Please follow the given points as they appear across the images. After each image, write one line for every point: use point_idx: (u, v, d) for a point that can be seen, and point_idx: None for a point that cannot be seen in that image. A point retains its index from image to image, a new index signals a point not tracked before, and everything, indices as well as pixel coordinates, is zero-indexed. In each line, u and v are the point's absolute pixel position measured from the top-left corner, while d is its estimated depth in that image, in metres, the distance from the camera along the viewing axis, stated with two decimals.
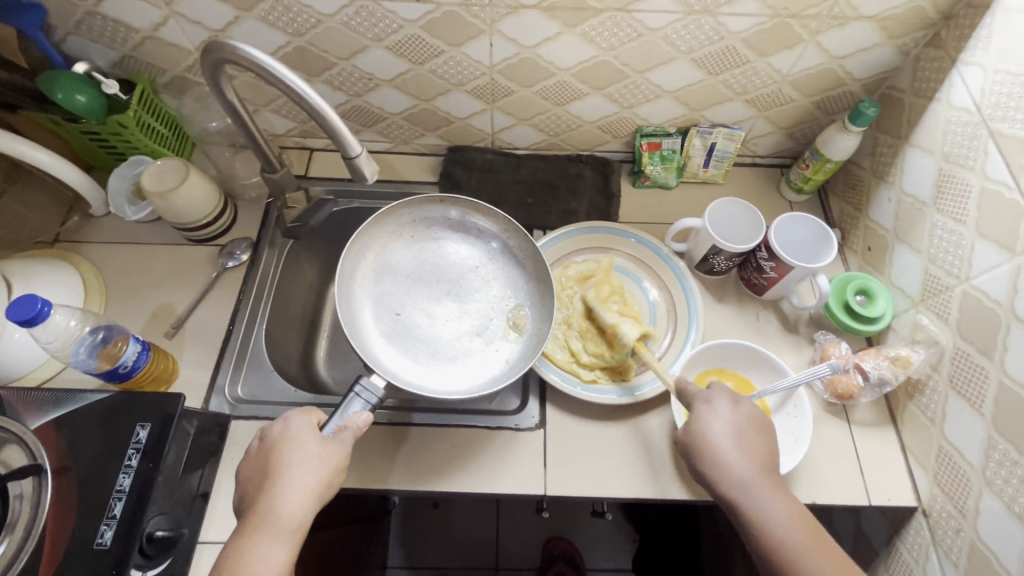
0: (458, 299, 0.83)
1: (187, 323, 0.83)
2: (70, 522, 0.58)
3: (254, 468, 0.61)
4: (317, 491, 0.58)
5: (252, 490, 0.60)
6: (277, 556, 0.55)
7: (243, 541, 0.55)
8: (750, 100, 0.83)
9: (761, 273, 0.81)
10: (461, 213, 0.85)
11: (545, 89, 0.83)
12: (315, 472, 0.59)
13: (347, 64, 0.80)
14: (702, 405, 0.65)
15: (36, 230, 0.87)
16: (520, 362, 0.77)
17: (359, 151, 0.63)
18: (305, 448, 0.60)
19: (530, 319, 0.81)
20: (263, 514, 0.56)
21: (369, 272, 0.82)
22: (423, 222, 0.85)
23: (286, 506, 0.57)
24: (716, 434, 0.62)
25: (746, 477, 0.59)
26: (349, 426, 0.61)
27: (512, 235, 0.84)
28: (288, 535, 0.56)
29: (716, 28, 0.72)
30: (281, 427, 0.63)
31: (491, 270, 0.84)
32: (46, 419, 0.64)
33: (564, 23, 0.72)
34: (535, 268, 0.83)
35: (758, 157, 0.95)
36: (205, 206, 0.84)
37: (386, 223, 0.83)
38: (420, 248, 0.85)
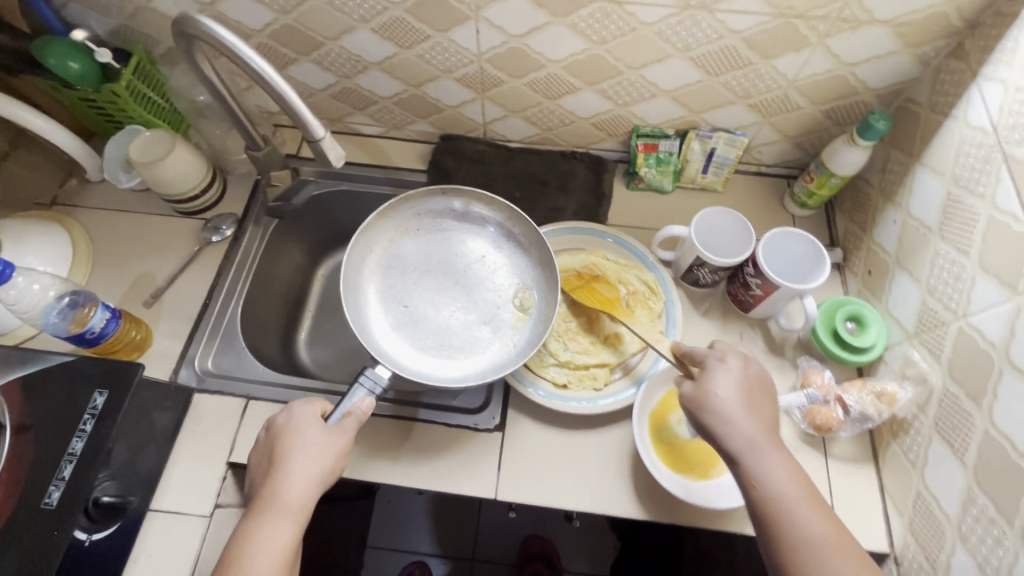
0: (465, 287, 0.81)
1: (166, 293, 0.84)
2: (21, 481, 0.60)
3: (262, 455, 0.61)
4: (318, 476, 0.58)
5: (259, 474, 0.60)
6: (283, 537, 0.55)
7: (249, 526, 0.55)
8: (753, 105, 0.78)
9: (747, 290, 0.76)
10: (465, 203, 0.83)
11: (535, 82, 0.79)
12: (317, 459, 0.59)
13: (335, 45, 0.78)
14: (713, 365, 0.59)
15: (35, 192, 0.90)
16: (524, 352, 0.75)
17: (322, 134, 0.62)
18: (307, 435, 0.60)
19: (536, 302, 0.79)
20: (268, 498, 0.56)
21: (376, 265, 0.81)
22: (429, 214, 0.83)
23: (290, 491, 0.57)
24: (720, 394, 0.56)
25: (750, 439, 0.54)
26: (354, 412, 0.61)
27: (516, 223, 0.81)
28: (294, 517, 0.56)
29: (715, 26, 0.67)
30: (285, 415, 0.63)
31: (497, 257, 0.82)
32: (11, 378, 0.66)
33: (552, 13, 0.69)
34: (538, 254, 0.80)
35: (763, 166, 0.90)
36: (193, 176, 0.85)
37: (392, 216, 0.81)
38: (426, 240, 0.82)
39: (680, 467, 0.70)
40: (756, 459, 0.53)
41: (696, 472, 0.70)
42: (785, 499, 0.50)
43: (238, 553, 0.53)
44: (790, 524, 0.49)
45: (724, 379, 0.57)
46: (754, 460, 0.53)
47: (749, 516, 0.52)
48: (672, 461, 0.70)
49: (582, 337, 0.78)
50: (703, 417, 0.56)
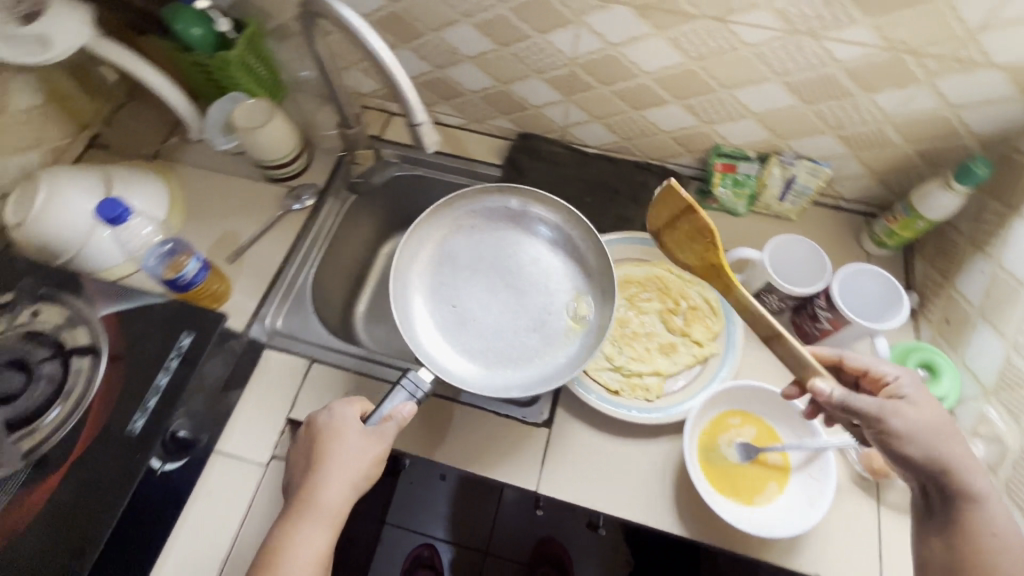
0: (517, 290, 0.82)
1: (246, 252, 0.89)
2: (112, 405, 0.66)
3: (302, 452, 0.64)
4: (354, 482, 0.61)
5: (299, 472, 0.63)
6: (321, 540, 0.58)
7: (288, 525, 0.59)
8: (843, 137, 0.77)
9: (814, 323, 0.75)
10: (522, 203, 0.84)
11: (624, 91, 0.81)
12: (354, 466, 0.61)
13: (435, 36, 0.82)
14: (911, 393, 0.55)
15: (141, 143, 0.97)
16: (574, 360, 0.76)
17: (423, 120, 0.65)
18: (347, 441, 0.62)
19: (590, 310, 0.80)
20: (307, 501, 0.60)
21: (426, 259, 0.83)
22: (484, 215, 0.85)
23: (328, 497, 0.60)
24: (921, 420, 0.53)
25: (965, 473, 0.51)
26: (394, 417, 0.64)
27: (576, 228, 0.82)
28: (330, 521, 0.59)
29: (820, 53, 0.67)
30: (327, 415, 0.65)
31: (552, 262, 0.84)
32: (111, 309, 0.72)
33: (655, 25, 0.70)
34: (596, 262, 0.81)
35: (841, 200, 0.88)
36: (286, 145, 0.90)
37: (449, 214, 0.84)
38: (479, 238, 0.85)
39: (727, 490, 0.69)
40: (975, 495, 0.51)
41: (741, 498, 0.69)
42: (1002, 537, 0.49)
43: (278, 552, 0.57)
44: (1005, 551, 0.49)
45: (924, 405, 0.54)
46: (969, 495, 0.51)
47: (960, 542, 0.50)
48: (718, 483, 0.70)
49: (637, 344, 0.79)
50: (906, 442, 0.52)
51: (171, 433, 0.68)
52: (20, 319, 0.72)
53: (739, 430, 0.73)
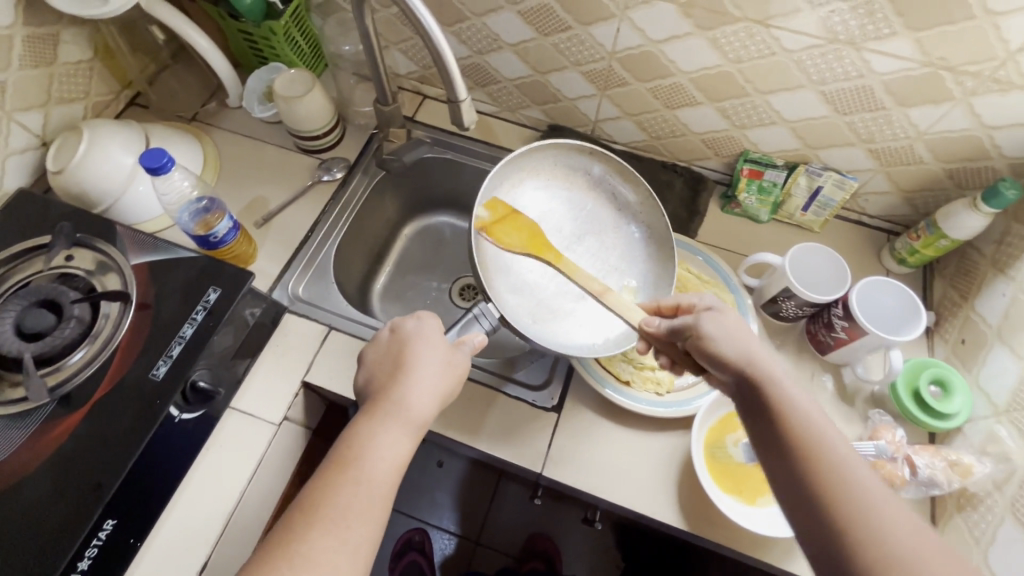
0: (573, 254, 0.82)
1: (274, 218, 0.90)
2: (137, 352, 0.68)
3: (382, 357, 0.63)
4: (440, 396, 0.60)
5: (378, 380, 0.60)
6: (402, 445, 0.55)
7: (371, 423, 0.55)
8: (873, 151, 0.78)
9: (830, 331, 0.75)
10: (604, 172, 0.83)
11: (659, 88, 0.82)
12: (440, 377, 0.61)
13: (479, 21, 0.83)
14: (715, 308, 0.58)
15: (180, 106, 0.99)
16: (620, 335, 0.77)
17: (464, 97, 0.67)
18: (434, 353, 0.62)
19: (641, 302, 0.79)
20: (394, 402, 0.57)
21: (505, 204, 0.80)
22: (566, 169, 0.83)
23: (416, 401, 0.58)
24: (714, 328, 0.56)
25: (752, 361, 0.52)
26: (468, 342, 0.66)
27: (644, 211, 0.82)
28: (413, 428, 0.57)
29: (858, 64, 0.68)
30: (413, 325, 0.64)
31: (613, 236, 0.83)
32: (143, 260, 0.74)
33: (697, 24, 0.71)
34: (657, 253, 0.81)
35: (865, 216, 0.88)
36: (321, 118, 0.91)
37: (533, 158, 0.81)
38: (549, 195, 0.82)
39: (729, 488, 0.70)
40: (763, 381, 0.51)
41: (743, 496, 0.70)
42: (801, 412, 0.49)
43: (360, 449, 0.53)
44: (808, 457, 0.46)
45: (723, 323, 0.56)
46: (775, 395, 0.50)
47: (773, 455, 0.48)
48: (723, 479, 0.70)
49: None
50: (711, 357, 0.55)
51: (191, 382, 0.68)
52: (55, 261, 0.73)
53: None
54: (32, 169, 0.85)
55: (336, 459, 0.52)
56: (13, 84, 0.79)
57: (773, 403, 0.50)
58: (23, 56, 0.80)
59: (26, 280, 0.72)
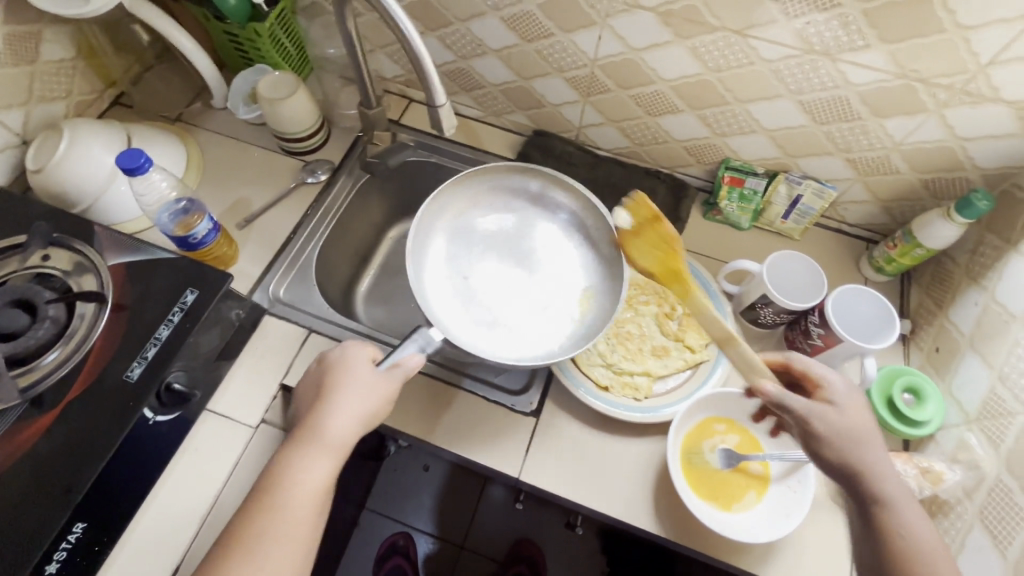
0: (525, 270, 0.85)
1: (257, 220, 0.90)
2: (111, 353, 0.68)
3: (314, 382, 0.65)
4: (363, 417, 0.61)
5: (307, 406, 0.64)
6: (321, 468, 0.58)
7: (292, 451, 0.59)
8: (851, 160, 0.79)
9: (807, 338, 0.76)
10: (542, 187, 0.86)
11: (640, 96, 0.82)
12: (363, 399, 0.62)
13: (463, 26, 0.84)
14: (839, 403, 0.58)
15: (165, 107, 0.99)
16: (579, 339, 0.78)
17: (443, 103, 0.68)
18: (357, 378, 0.63)
19: (595, 306, 0.81)
20: (312, 428, 0.60)
21: (447, 234, 0.86)
22: (502, 193, 0.87)
23: (334, 426, 0.60)
24: (841, 420, 0.57)
25: (870, 460, 0.55)
26: (404, 365, 0.64)
27: (589, 217, 0.84)
28: (333, 450, 0.59)
29: (834, 75, 0.69)
30: (339, 351, 0.66)
31: (564, 247, 0.85)
32: (120, 260, 0.74)
33: (677, 33, 0.72)
34: (607, 254, 0.82)
35: (845, 224, 0.89)
36: (305, 120, 0.91)
37: (464, 191, 0.86)
38: (495, 219, 0.87)
39: (705, 493, 0.70)
40: (875, 477, 0.54)
41: (718, 502, 0.70)
42: (906, 514, 0.53)
43: (280, 476, 0.57)
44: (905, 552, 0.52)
45: (849, 413, 0.57)
46: (888, 506, 0.54)
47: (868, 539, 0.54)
48: (699, 485, 0.70)
49: (630, 344, 0.79)
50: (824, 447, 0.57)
51: (166, 384, 0.68)
52: (31, 260, 0.73)
53: (723, 437, 0.74)
54: (11, 168, 0.85)
55: (260, 487, 0.58)
56: None
57: (879, 501, 0.54)
58: (3, 55, 0.79)
59: (1, 279, 0.71)
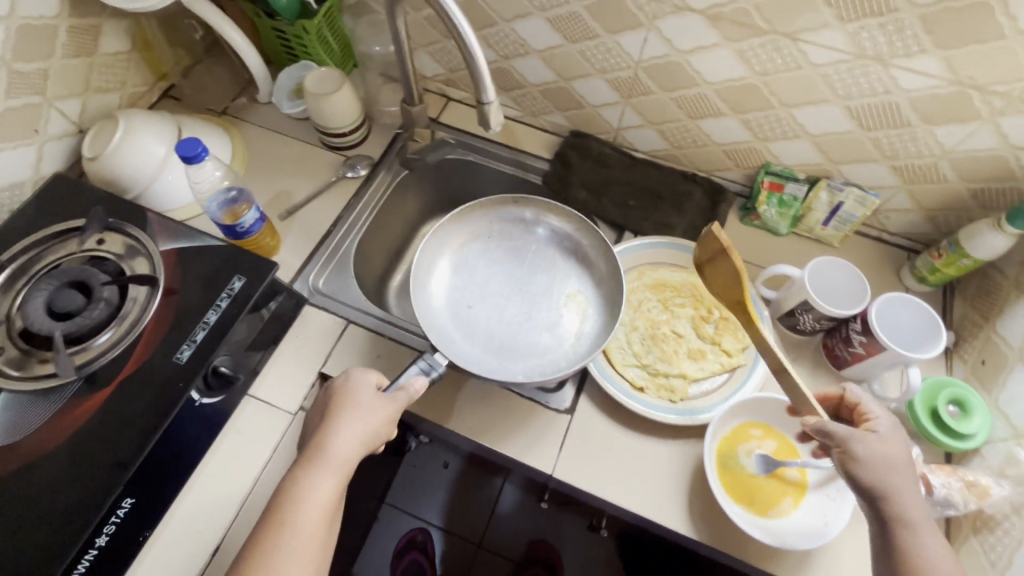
0: (527, 293, 0.87)
1: (298, 212, 0.92)
2: (161, 335, 0.70)
3: (320, 408, 0.65)
4: (365, 436, 0.60)
5: (313, 428, 0.63)
6: (325, 487, 0.57)
7: (295, 474, 0.57)
8: (896, 168, 0.78)
9: (847, 345, 0.75)
10: (535, 214, 0.89)
11: (683, 98, 0.82)
12: (365, 419, 0.61)
13: (508, 26, 0.85)
14: (883, 428, 0.56)
15: (211, 100, 1.02)
16: (582, 355, 0.79)
17: (491, 99, 0.69)
18: (360, 399, 0.62)
19: (593, 320, 0.83)
20: (315, 449, 0.59)
21: (448, 266, 0.88)
22: (500, 221, 0.90)
23: (336, 445, 0.59)
24: (894, 455, 0.54)
25: (915, 503, 0.51)
26: (408, 388, 0.65)
27: (583, 236, 0.87)
28: (336, 469, 0.58)
29: (885, 80, 0.69)
30: (344, 377, 0.66)
31: (563, 267, 0.88)
32: (171, 246, 0.76)
33: (725, 36, 0.72)
34: (604, 268, 0.85)
35: (886, 233, 0.88)
36: (348, 116, 0.93)
37: (465, 223, 0.89)
38: (495, 248, 0.89)
39: (740, 499, 0.69)
40: (914, 520, 0.51)
41: (754, 508, 0.69)
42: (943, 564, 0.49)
43: (284, 500, 0.56)
44: None
45: (894, 449, 0.54)
46: (916, 541, 0.50)
47: None
48: (735, 490, 0.70)
49: (665, 347, 0.79)
50: (875, 482, 0.52)
51: (213, 367, 0.70)
52: (87, 244, 0.75)
53: (760, 442, 0.73)
54: (67, 155, 0.88)
55: (264, 515, 0.56)
56: (55, 72, 0.82)
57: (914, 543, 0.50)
58: (66, 46, 0.82)
59: (58, 261, 0.74)
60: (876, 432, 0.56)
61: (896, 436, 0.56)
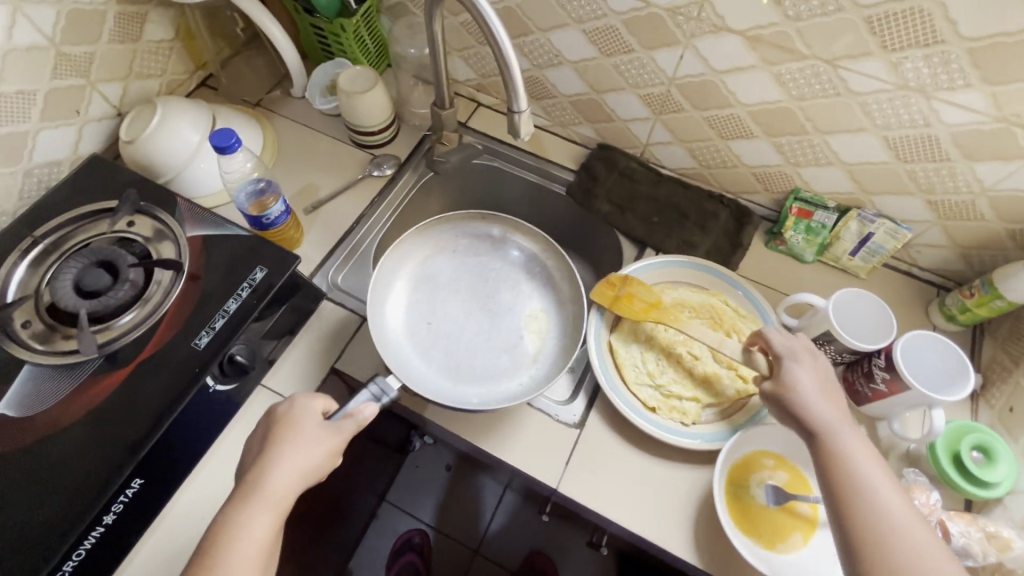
0: (487, 313, 0.88)
1: (323, 207, 0.93)
2: (183, 320, 0.71)
3: (256, 440, 0.61)
4: (307, 471, 0.57)
5: (247, 461, 0.59)
6: (261, 527, 0.53)
7: (228, 515, 0.54)
8: (932, 203, 0.76)
9: (869, 381, 0.73)
10: (504, 232, 0.92)
11: (715, 118, 0.82)
12: (307, 453, 0.58)
13: (543, 36, 0.85)
14: (798, 359, 0.62)
15: (247, 92, 1.04)
16: (537, 381, 0.80)
17: (522, 109, 0.69)
18: (302, 430, 0.59)
19: (551, 343, 0.85)
20: (249, 486, 0.55)
21: (412, 280, 0.88)
22: (466, 236, 0.92)
23: (274, 482, 0.55)
24: (805, 378, 0.60)
25: (832, 415, 0.57)
26: (355, 416, 0.61)
27: (550, 258, 0.90)
28: (274, 507, 0.55)
29: (926, 112, 0.67)
30: (287, 404, 0.62)
31: (526, 289, 0.90)
32: (199, 233, 0.77)
33: (762, 58, 0.71)
34: (569, 290, 0.88)
35: (916, 268, 0.85)
36: (379, 115, 0.94)
37: (433, 235, 0.90)
38: (460, 264, 0.91)
39: (748, 530, 0.68)
40: (834, 429, 0.56)
41: (763, 541, 0.67)
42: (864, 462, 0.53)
43: (214, 543, 0.52)
44: (869, 495, 0.51)
45: (810, 373, 0.60)
46: (837, 446, 0.55)
47: (827, 492, 0.53)
48: (743, 521, 0.68)
49: (680, 369, 0.78)
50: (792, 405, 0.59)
51: (229, 356, 0.70)
52: (117, 225, 0.77)
53: (772, 473, 0.72)
54: (104, 137, 0.90)
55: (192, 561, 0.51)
56: (99, 56, 0.84)
57: (838, 450, 0.54)
58: (113, 32, 0.85)
59: (88, 241, 0.76)
60: (782, 367, 0.61)
61: (811, 362, 0.62)
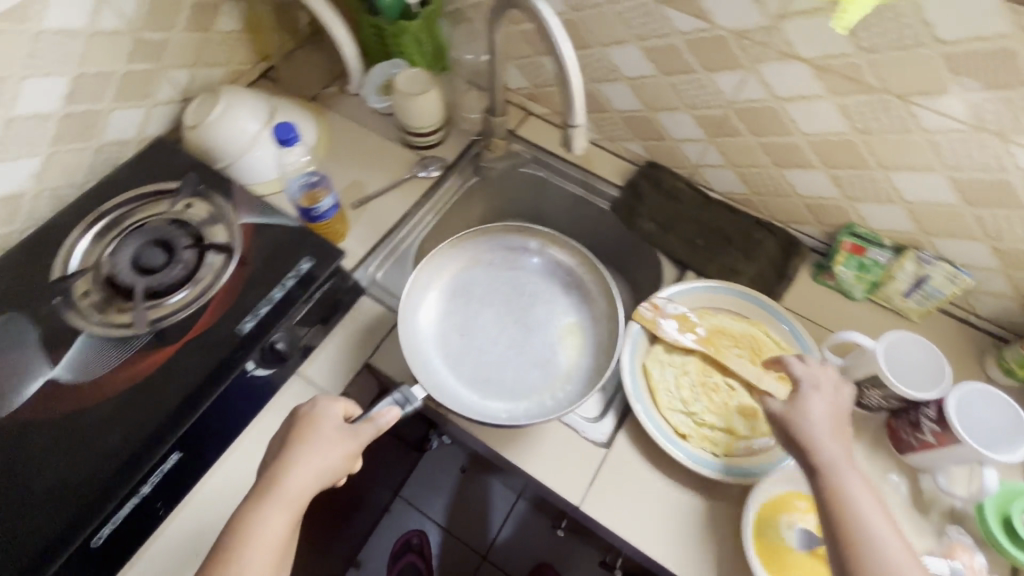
0: (520, 327, 0.87)
1: (368, 203, 0.94)
2: (229, 303, 0.73)
3: (277, 439, 0.62)
4: (323, 472, 0.58)
5: (268, 459, 0.60)
6: (277, 526, 0.54)
7: (245, 512, 0.54)
8: (998, 250, 0.72)
9: (915, 431, 0.70)
10: (539, 243, 0.91)
11: (772, 145, 0.80)
12: (324, 454, 0.58)
13: (601, 51, 0.85)
14: (808, 390, 0.62)
15: (304, 85, 1.06)
16: (568, 398, 0.80)
17: (578, 123, 0.68)
18: (321, 431, 0.60)
19: (583, 361, 0.84)
20: (267, 485, 0.56)
21: (443, 291, 0.88)
22: (499, 248, 0.91)
23: (291, 481, 0.56)
24: (814, 410, 0.60)
25: (835, 449, 0.57)
26: (376, 420, 0.62)
27: (588, 274, 0.89)
28: (291, 507, 0.55)
29: (1001, 156, 0.64)
30: (308, 405, 0.63)
31: (561, 304, 0.90)
32: (251, 220, 0.80)
33: (829, 88, 0.70)
34: (604, 307, 0.88)
35: (973, 315, 0.82)
36: (430, 118, 0.95)
37: (466, 246, 0.89)
38: (492, 276, 0.90)
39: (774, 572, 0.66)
40: (837, 462, 0.56)
41: None
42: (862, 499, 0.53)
43: (231, 540, 0.53)
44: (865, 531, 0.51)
45: (818, 404, 0.60)
46: (838, 480, 0.55)
47: (824, 525, 0.53)
48: (770, 563, 0.66)
49: (715, 398, 0.76)
50: (797, 435, 0.58)
51: (270, 343, 0.72)
52: (176, 207, 0.80)
53: (803, 515, 0.69)
54: (169, 120, 0.94)
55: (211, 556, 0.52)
56: (173, 43, 0.88)
57: (838, 483, 0.54)
58: (187, 21, 0.88)
59: (146, 219, 0.79)
60: (798, 393, 0.62)
61: (822, 394, 0.61)
